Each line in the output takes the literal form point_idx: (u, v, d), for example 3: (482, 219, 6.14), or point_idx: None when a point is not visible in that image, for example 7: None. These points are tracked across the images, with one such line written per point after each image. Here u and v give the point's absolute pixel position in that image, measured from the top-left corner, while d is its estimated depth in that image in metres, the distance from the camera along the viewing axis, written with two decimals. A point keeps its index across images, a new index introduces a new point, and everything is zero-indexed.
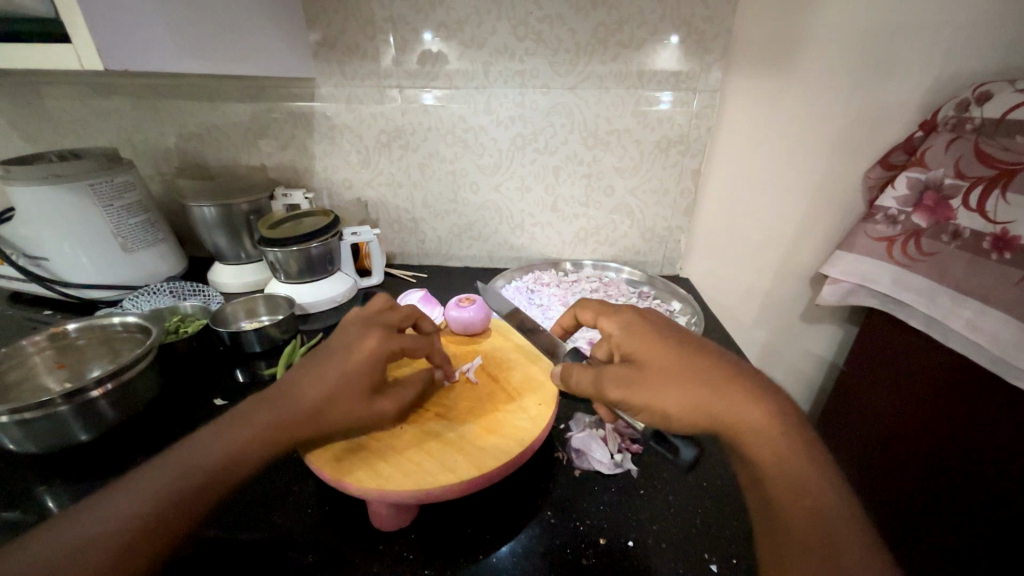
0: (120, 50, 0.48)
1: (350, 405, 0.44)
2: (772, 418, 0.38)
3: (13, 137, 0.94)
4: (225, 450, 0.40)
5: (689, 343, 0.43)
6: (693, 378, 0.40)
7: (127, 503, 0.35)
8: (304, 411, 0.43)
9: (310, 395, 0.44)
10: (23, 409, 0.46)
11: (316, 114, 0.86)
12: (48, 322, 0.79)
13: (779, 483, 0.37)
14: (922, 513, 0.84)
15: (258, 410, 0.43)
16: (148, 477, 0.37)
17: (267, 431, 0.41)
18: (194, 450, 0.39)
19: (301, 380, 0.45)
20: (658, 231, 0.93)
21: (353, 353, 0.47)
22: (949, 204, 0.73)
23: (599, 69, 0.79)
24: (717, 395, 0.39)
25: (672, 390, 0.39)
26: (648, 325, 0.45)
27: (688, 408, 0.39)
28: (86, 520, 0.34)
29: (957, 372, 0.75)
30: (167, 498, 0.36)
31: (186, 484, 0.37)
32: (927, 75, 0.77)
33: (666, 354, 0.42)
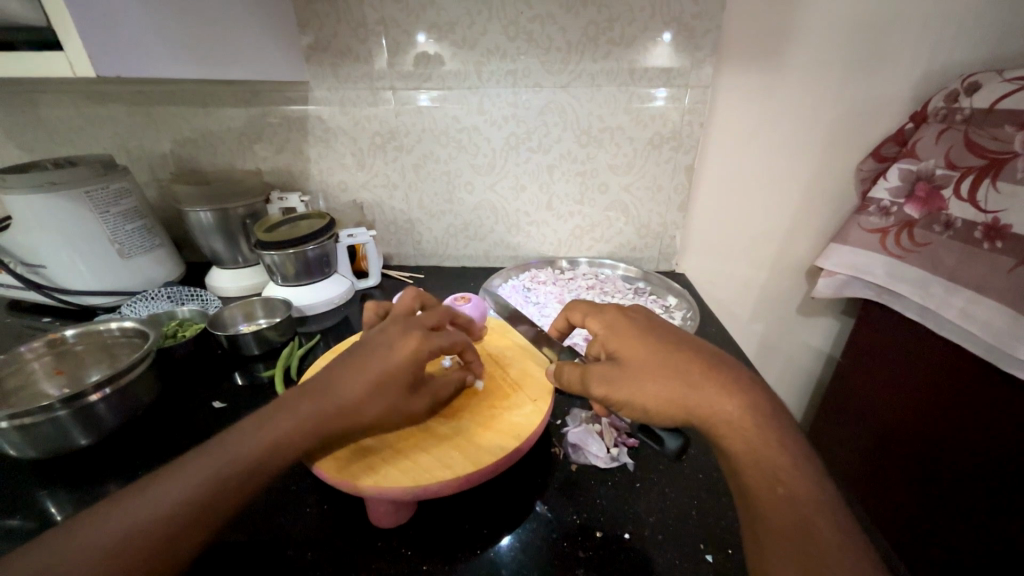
0: (111, 56, 0.48)
1: (383, 404, 0.44)
2: (745, 409, 0.39)
3: (10, 146, 0.94)
4: (259, 449, 0.39)
5: (671, 341, 0.44)
6: (670, 374, 0.41)
7: (160, 502, 0.35)
8: (340, 407, 0.43)
9: (340, 393, 0.43)
10: (22, 414, 0.47)
11: (310, 117, 0.86)
12: (47, 329, 0.79)
13: (756, 469, 0.37)
14: (918, 502, 0.84)
15: (299, 402, 0.42)
16: (176, 476, 0.37)
17: (301, 430, 0.41)
18: (227, 448, 0.39)
19: (333, 375, 0.44)
20: (653, 227, 0.94)
21: (396, 350, 0.45)
22: (941, 194, 0.74)
23: (592, 66, 0.80)
24: (694, 391, 0.40)
25: (650, 387, 0.41)
26: (634, 322, 0.46)
27: (666, 403, 0.40)
28: (120, 519, 0.34)
29: (952, 360, 0.75)
30: (198, 501, 0.36)
31: (218, 486, 0.37)
32: (917, 67, 0.78)
33: (648, 353, 0.43)
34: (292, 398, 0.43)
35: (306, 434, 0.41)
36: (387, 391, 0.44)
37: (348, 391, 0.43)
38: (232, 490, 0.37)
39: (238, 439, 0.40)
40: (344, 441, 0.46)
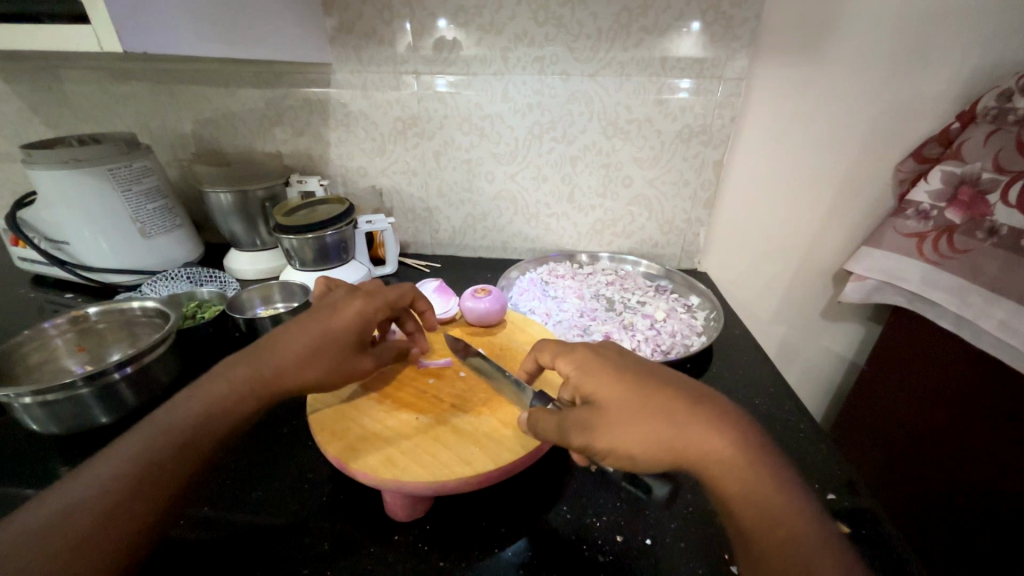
0: (139, 32, 0.47)
1: (326, 367, 0.46)
2: (729, 445, 0.37)
3: (34, 122, 0.95)
4: (195, 414, 0.41)
5: (646, 378, 0.41)
6: (651, 416, 0.38)
7: (113, 470, 0.37)
8: (275, 370, 0.45)
9: (277, 357, 0.45)
10: (46, 390, 0.47)
11: (331, 100, 0.85)
12: (70, 305, 0.80)
13: (751, 509, 0.35)
14: (941, 518, 0.82)
15: (235, 366, 0.45)
16: (116, 454, 0.38)
17: (235, 392, 0.43)
18: (161, 422, 0.40)
19: (271, 344, 0.47)
20: (677, 223, 0.91)
21: (335, 313, 0.49)
22: (986, 199, 0.70)
23: (622, 55, 0.77)
24: (678, 431, 0.38)
25: (631, 432, 0.38)
26: (609, 357, 0.44)
27: (651, 448, 0.37)
28: (56, 501, 0.35)
29: (989, 374, 0.73)
30: (145, 471, 0.37)
31: (159, 455, 0.38)
32: (968, 63, 0.74)
33: (624, 393, 0.40)
34: (225, 368, 0.45)
35: (241, 394, 0.43)
36: (324, 354, 0.47)
37: (284, 355, 0.46)
38: (176, 456, 0.39)
39: (171, 410, 0.41)
40: (342, 441, 0.45)
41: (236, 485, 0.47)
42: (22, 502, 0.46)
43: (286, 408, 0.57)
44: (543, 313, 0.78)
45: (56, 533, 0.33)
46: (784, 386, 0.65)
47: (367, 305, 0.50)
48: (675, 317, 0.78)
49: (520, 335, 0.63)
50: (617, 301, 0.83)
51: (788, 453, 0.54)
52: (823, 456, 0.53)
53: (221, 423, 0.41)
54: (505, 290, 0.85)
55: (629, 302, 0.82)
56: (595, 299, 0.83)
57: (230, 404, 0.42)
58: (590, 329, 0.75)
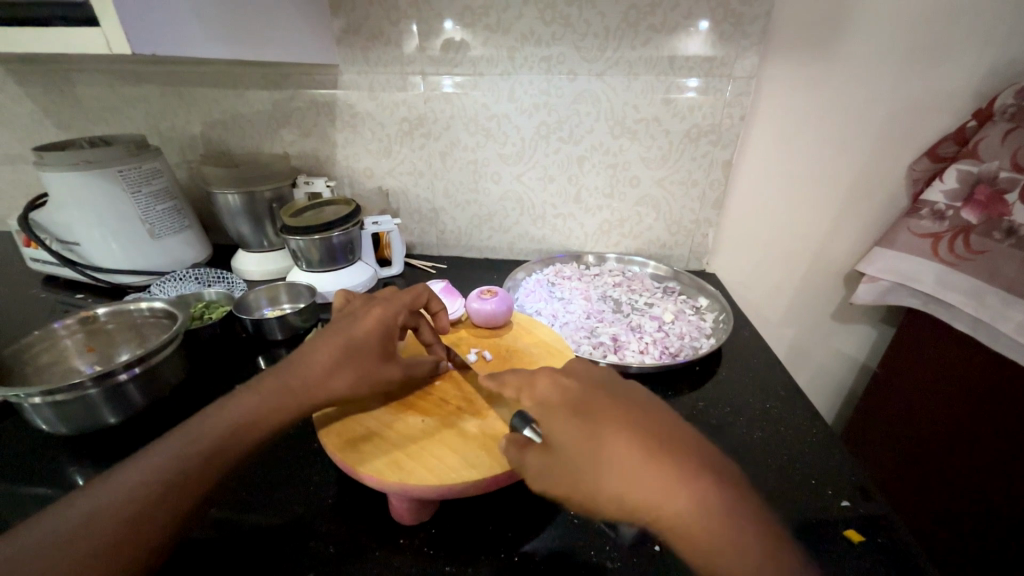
0: (147, 33, 0.47)
1: (352, 373, 0.47)
2: (694, 500, 0.32)
3: (47, 124, 0.96)
4: (225, 422, 0.41)
5: (608, 417, 0.37)
6: (604, 463, 0.35)
7: (139, 474, 0.37)
8: (303, 381, 0.46)
9: (305, 367, 0.47)
10: (56, 391, 0.47)
11: (338, 102, 0.85)
12: (80, 306, 0.81)
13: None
14: (957, 525, 0.80)
15: (266, 377, 0.46)
16: (143, 459, 0.38)
17: (264, 401, 0.44)
18: (190, 428, 0.41)
19: (298, 356, 0.48)
20: (685, 223, 0.90)
21: (358, 322, 0.50)
22: (1004, 199, 0.69)
23: (630, 54, 0.76)
24: (632, 481, 0.34)
25: (583, 480, 0.35)
26: (573, 388, 0.40)
27: (603, 498, 0.34)
28: (85, 504, 0.35)
29: (1007, 377, 0.71)
30: (172, 476, 0.37)
31: (188, 461, 0.38)
32: (985, 59, 0.72)
33: (580, 435, 0.37)
34: (257, 381, 0.46)
35: (269, 402, 0.44)
36: (347, 361, 0.47)
37: (312, 365, 0.47)
38: (207, 461, 0.39)
39: (202, 417, 0.41)
40: (347, 444, 0.45)
41: (243, 485, 0.48)
42: (32, 502, 0.46)
43: None
44: (549, 314, 0.77)
45: (81, 538, 0.33)
46: (796, 389, 0.63)
47: (386, 311, 0.51)
48: (683, 319, 0.77)
49: (525, 336, 0.63)
50: (624, 302, 0.82)
51: (800, 458, 0.53)
52: (837, 461, 0.52)
53: (251, 430, 0.42)
54: (511, 291, 0.84)
55: (636, 304, 0.81)
56: (602, 301, 0.82)
57: (260, 412, 0.43)
58: (597, 331, 0.74)
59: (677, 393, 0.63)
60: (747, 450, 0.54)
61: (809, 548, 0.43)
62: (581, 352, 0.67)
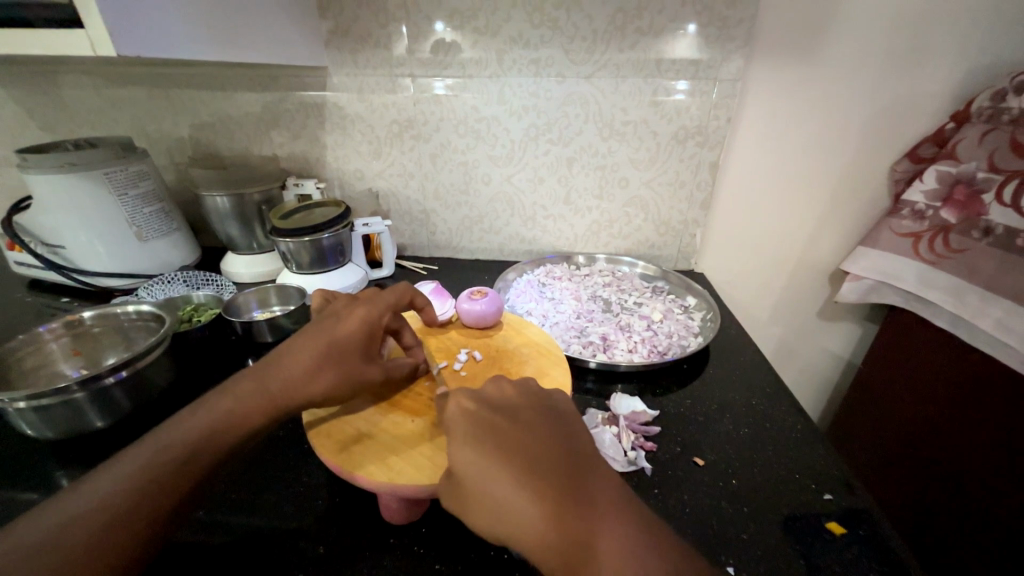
0: (133, 36, 0.47)
1: (333, 373, 0.47)
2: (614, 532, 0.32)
3: (30, 126, 0.95)
4: (201, 428, 0.41)
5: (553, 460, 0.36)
6: (544, 504, 0.33)
7: (113, 481, 0.36)
8: (281, 384, 0.45)
9: (283, 370, 0.46)
10: (40, 395, 0.47)
11: (327, 103, 0.85)
12: (66, 309, 0.80)
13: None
14: (938, 516, 0.82)
15: (241, 381, 0.45)
16: (119, 465, 0.38)
17: (241, 406, 0.43)
18: (166, 433, 0.40)
19: (276, 358, 0.47)
20: (673, 224, 0.91)
21: (338, 324, 0.49)
22: (981, 199, 0.70)
23: (617, 57, 0.77)
24: (571, 527, 0.32)
25: (517, 520, 0.33)
26: (491, 417, 0.39)
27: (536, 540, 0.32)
28: (55, 514, 0.34)
29: (984, 372, 0.73)
30: (147, 482, 0.37)
31: (162, 468, 0.38)
32: (961, 63, 0.74)
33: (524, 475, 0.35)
34: (232, 384, 0.45)
35: (246, 407, 0.43)
36: (328, 363, 0.47)
37: (290, 368, 0.46)
38: (183, 467, 0.38)
39: (174, 424, 0.41)
40: (338, 447, 0.44)
41: (232, 487, 0.47)
42: (17, 507, 0.46)
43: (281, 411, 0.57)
44: (539, 315, 0.78)
45: (53, 547, 0.33)
46: (781, 386, 0.65)
47: (369, 313, 0.51)
48: (671, 318, 0.78)
49: (515, 335, 0.63)
50: (614, 302, 0.83)
51: (784, 452, 0.54)
52: (820, 456, 0.53)
53: (226, 435, 0.41)
54: (502, 292, 0.85)
55: (626, 303, 0.82)
56: (591, 301, 0.83)
57: (236, 416, 0.42)
58: (587, 330, 0.74)
59: (665, 391, 0.64)
60: (734, 446, 0.55)
61: (793, 540, 0.44)
62: (571, 351, 0.68)
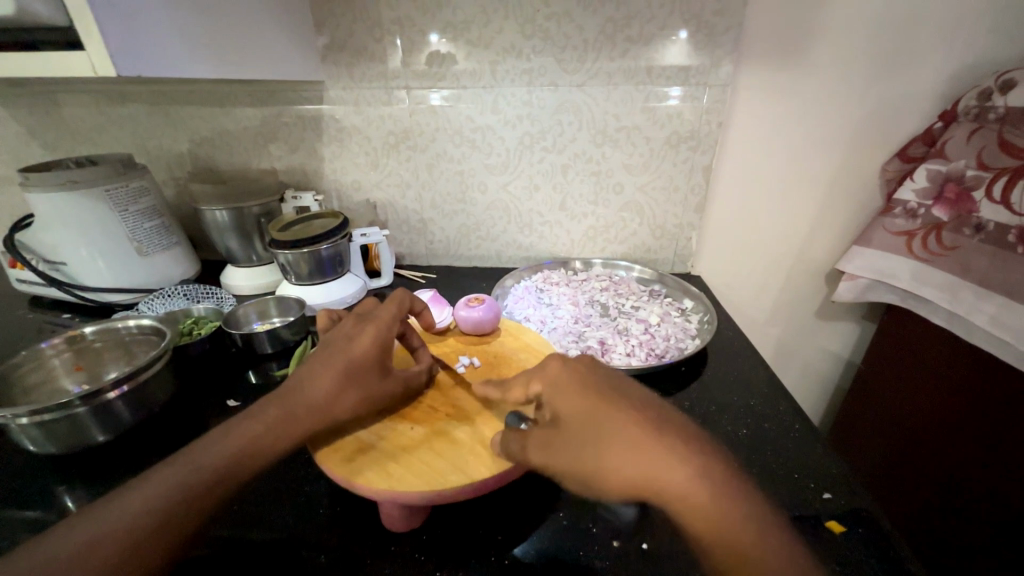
0: (132, 56, 0.48)
1: (355, 392, 0.47)
2: (703, 486, 0.34)
3: (33, 145, 0.96)
4: (227, 451, 0.41)
5: (617, 402, 0.40)
6: (608, 440, 0.37)
7: (138, 503, 0.37)
8: (307, 405, 0.45)
9: (306, 391, 0.46)
10: (43, 410, 0.48)
11: (324, 116, 0.87)
12: (67, 325, 0.81)
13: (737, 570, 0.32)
14: (943, 514, 0.81)
15: (267, 403, 0.45)
16: (143, 485, 0.38)
17: (267, 428, 0.43)
18: (193, 455, 0.41)
19: (299, 379, 0.48)
20: (668, 228, 0.92)
21: (356, 343, 0.50)
22: (971, 196, 0.71)
23: (609, 65, 0.78)
24: (636, 460, 0.36)
25: (587, 458, 0.37)
26: (582, 372, 0.42)
27: (605, 476, 0.36)
28: (83, 536, 0.35)
29: (979, 368, 0.73)
30: (175, 505, 0.37)
31: (189, 492, 0.38)
32: (947, 64, 0.75)
33: (585, 418, 0.39)
34: (257, 406, 0.46)
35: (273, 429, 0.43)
36: (351, 382, 0.47)
37: (313, 389, 0.46)
38: (210, 489, 0.39)
39: (203, 445, 0.41)
40: (339, 454, 0.45)
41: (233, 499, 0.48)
42: (18, 524, 0.46)
43: None
44: (538, 320, 0.79)
45: (80, 570, 0.33)
46: (779, 387, 0.65)
47: (383, 329, 0.51)
48: (669, 321, 0.79)
49: (514, 341, 0.64)
50: (611, 306, 0.83)
51: (783, 453, 0.54)
52: (819, 457, 0.53)
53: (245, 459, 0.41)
54: (500, 299, 0.85)
55: (623, 307, 0.83)
56: (589, 305, 0.83)
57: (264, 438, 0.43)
58: (585, 335, 0.75)
59: (665, 394, 0.64)
60: (733, 447, 0.55)
61: None
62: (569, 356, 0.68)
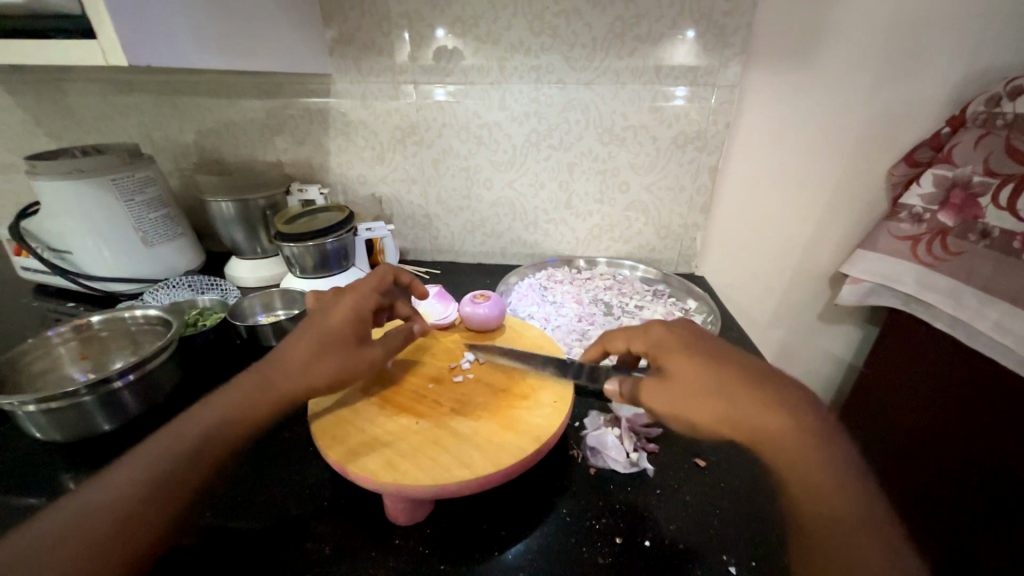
0: (143, 46, 0.48)
1: (333, 358, 0.49)
2: (814, 450, 0.37)
3: (38, 133, 0.96)
4: (210, 422, 0.43)
5: (734, 362, 0.42)
6: (726, 392, 0.40)
7: (127, 476, 0.38)
8: (284, 375, 0.47)
9: (283, 362, 0.48)
10: (50, 398, 0.48)
11: (331, 110, 0.87)
12: (72, 314, 0.81)
13: (825, 531, 0.34)
14: (943, 519, 0.82)
15: (244, 376, 0.48)
16: (132, 459, 0.39)
17: (246, 397, 0.45)
18: (177, 428, 0.42)
19: (276, 352, 0.50)
20: (673, 228, 0.92)
21: (329, 315, 0.52)
22: (977, 201, 0.71)
23: (617, 64, 0.78)
24: (749, 412, 0.39)
25: (699, 404, 0.40)
26: (692, 338, 0.45)
27: (715, 421, 0.39)
28: (74, 505, 0.36)
29: (982, 373, 0.74)
30: (162, 473, 0.38)
31: (175, 460, 0.39)
32: (956, 69, 0.75)
33: (696, 370, 0.42)
34: (234, 380, 0.48)
35: (253, 397, 0.46)
36: (327, 350, 0.49)
37: (290, 359, 0.48)
38: (196, 457, 0.40)
39: (186, 418, 0.43)
40: (343, 446, 0.45)
41: (238, 490, 0.48)
42: (25, 510, 0.46)
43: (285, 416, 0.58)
44: (541, 318, 0.79)
45: (72, 534, 0.34)
46: None
47: (356, 297, 0.53)
48: (672, 321, 0.79)
49: (518, 339, 0.64)
50: (615, 305, 0.83)
51: None
52: None
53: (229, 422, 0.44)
54: (504, 296, 0.85)
55: (626, 307, 0.83)
56: (593, 304, 0.84)
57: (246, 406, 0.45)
58: (588, 333, 0.75)
59: None
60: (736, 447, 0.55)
61: None
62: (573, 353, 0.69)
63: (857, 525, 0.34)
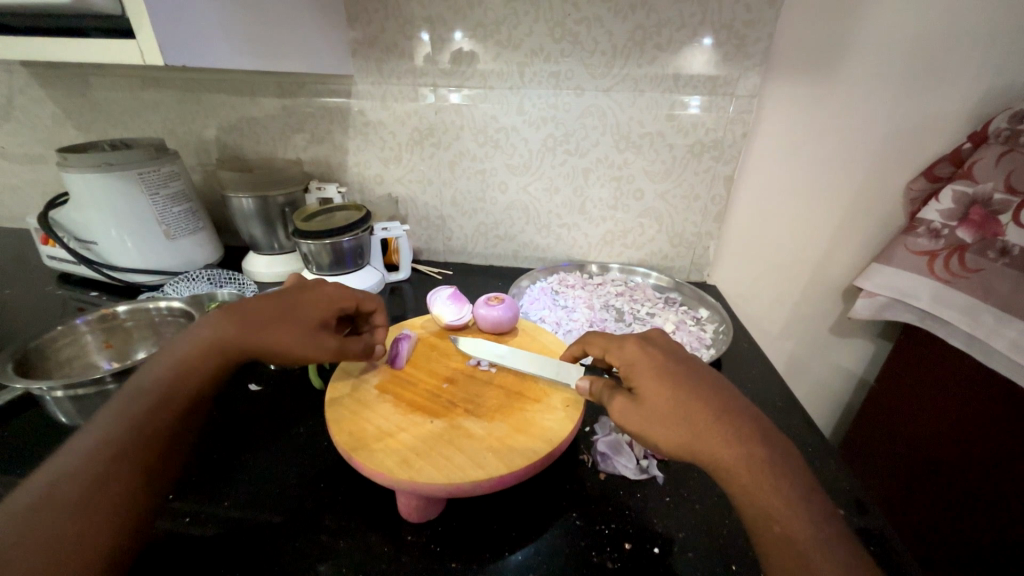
0: (179, 46, 0.50)
1: (289, 331, 0.49)
2: (765, 470, 0.38)
3: (67, 126, 0.99)
4: (163, 378, 0.44)
5: (696, 384, 0.43)
6: (687, 414, 0.41)
7: (94, 440, 0.39)
8: (239, 332, 0.48)
9: (242, 320, 0.49)
10: (77, 385, 0.52)
11: (351, 110, 0.88)
12: (94, 303, 0.83)
13: (780, 548, 0.36)
14: (955, 538, 0.80)
15: (203, 326, 0.48)
16: (102, 425, 0.41)
17: (198, 350, 0.46)
18: (140, 385, 0.44)
19: (238, 308, 0.51)
20: (686, 236, 0.92)
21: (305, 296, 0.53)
22: (998, 219, 0.70)
23: (636, 71, 0.79)
24: (706, 436, 0.40)
25: (659, 426, 0.41)
26: (661, 356, 0.46)
27: (675, 442, 0.41)
28: (49, 471, 0.37)
29: (1000, 393, 0.72)
30: (123, 435, 0.40)
31: (138, 422, 0.41)
32: (979, 85, 0.75)
33: (662, 389, 0.43)
34: (193, 329, 0.49)
35: (204, 352, 0.46)
36: (289, 323, 0.50)
37: (251, 319, 0.49)
38: (154, 416, 0.42)
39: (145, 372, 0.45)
40: (357, 441, 0.46)
41: (252, 481, 0.49)
42: None
43: (300, 411, 0.59)
44: (553, 322, 0.80)
45: (48, 495, 0.35)
46: (793, 400, 0.65)
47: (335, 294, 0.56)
48: (683, 329, 0.79)
49: (530, 342, 0.64)
50: (626, 312, 0.84)
51: None
52: (832, 474, 0.53)
53: (186, 384, 0.45)
54: (516, 298, 0.86)
55: (638, 313, 0.83)
56: (604, 310, 0.84)
57: (195, 361, 0.46)
58: None
59: None
60: None
61: None
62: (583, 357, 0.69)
63: (810, 539, 0.35)
